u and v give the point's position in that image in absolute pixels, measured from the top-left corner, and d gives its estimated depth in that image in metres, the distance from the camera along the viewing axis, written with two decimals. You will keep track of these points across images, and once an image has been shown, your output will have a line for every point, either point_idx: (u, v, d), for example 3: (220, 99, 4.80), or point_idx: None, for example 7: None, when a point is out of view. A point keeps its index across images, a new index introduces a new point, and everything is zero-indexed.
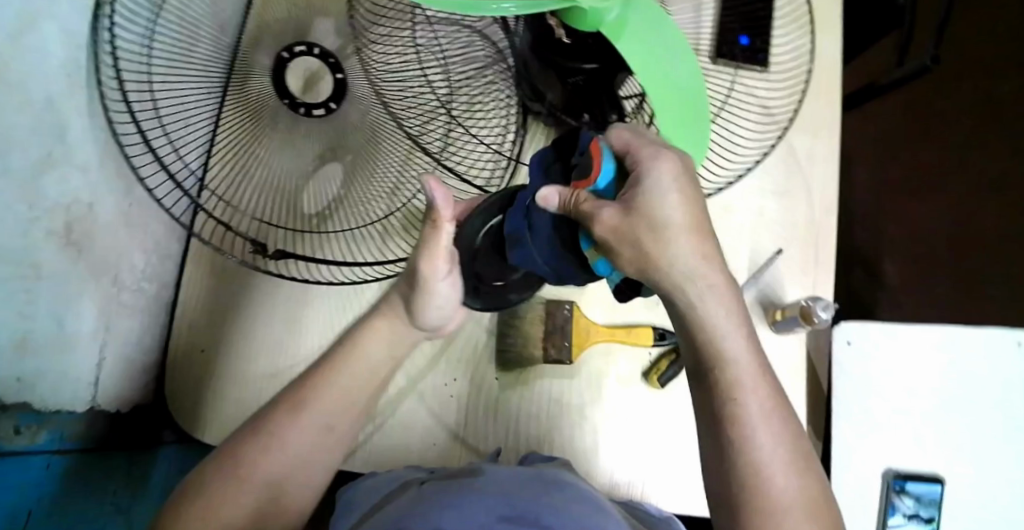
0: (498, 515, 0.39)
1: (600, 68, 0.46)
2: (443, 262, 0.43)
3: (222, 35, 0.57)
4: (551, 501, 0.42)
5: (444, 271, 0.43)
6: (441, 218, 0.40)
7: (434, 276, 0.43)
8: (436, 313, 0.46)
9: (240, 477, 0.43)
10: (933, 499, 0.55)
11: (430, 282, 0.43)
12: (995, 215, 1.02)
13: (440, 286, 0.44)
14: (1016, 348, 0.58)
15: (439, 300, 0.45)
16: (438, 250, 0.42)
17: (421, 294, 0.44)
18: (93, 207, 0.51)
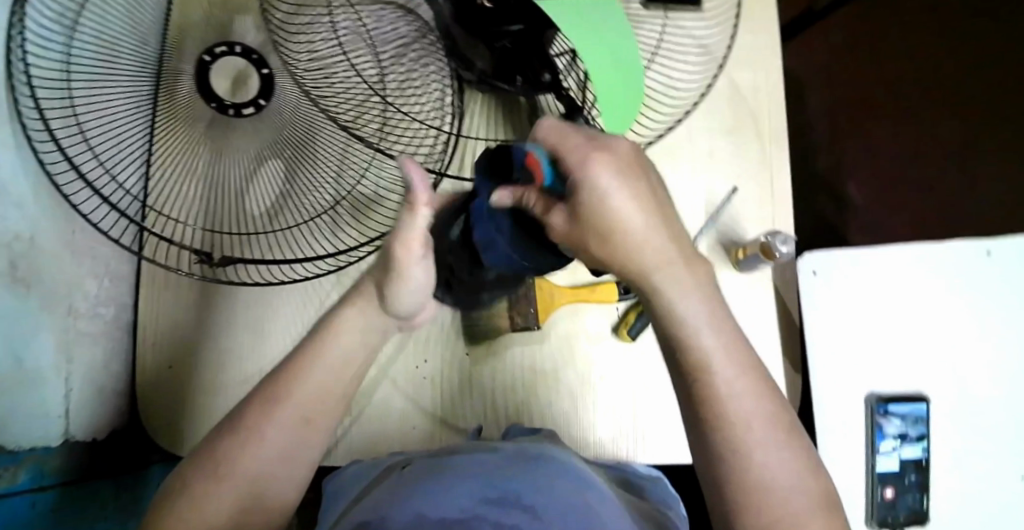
0: (482, 499, 0.37)
1: (526, 28, 0.44)
2: (420, 246, 0.38)
3: (145, 45, 0.54)
4: (538, 479, 0.40)
5: (420, 254, 0.38)
6: (417, 202, 0.36)
7: (411, 262, 0.38)
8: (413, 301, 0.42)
9: (219, 475, 0.38)
10: (918, 416, 0.58)
11: (404, 267, 0.38)
12: (927, 130, 1.09)
13: (415, 272, 0.39)
14: (985, 257, 0.60)
15: (414, 287, 0.40)
16: (412, 236, 0.37)
17: (397, 282, 0.39)
18: (35, 239, 0.49)
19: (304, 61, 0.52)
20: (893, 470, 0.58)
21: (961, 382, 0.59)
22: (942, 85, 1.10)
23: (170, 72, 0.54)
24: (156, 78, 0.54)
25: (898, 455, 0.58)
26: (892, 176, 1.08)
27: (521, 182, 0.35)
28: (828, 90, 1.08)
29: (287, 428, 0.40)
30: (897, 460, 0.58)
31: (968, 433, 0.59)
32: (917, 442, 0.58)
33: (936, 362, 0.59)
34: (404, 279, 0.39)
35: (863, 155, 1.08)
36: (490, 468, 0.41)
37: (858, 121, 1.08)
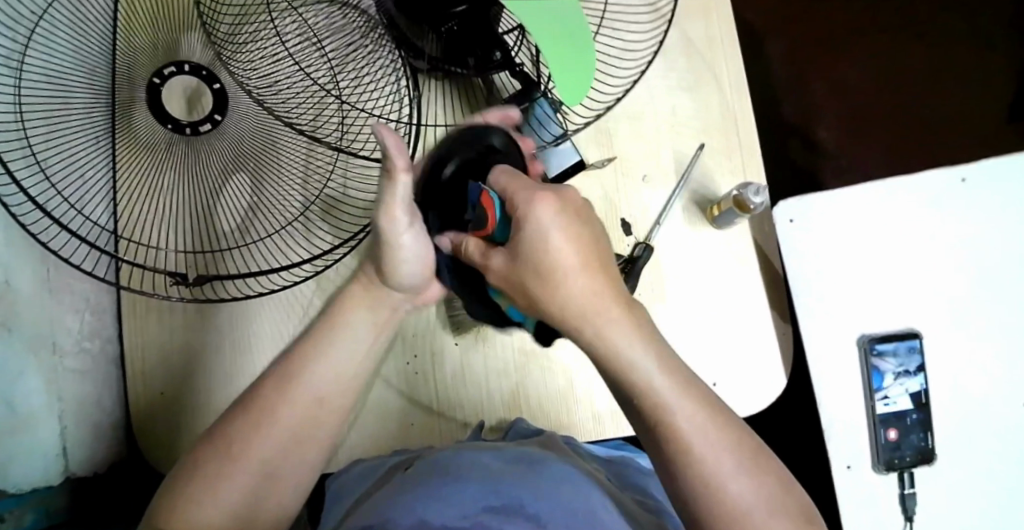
0: (487, 507, 0.37)
1: (470, 8, 0.44)
2: (403, 212, 0.37)
3: (97, 77, 0.53)
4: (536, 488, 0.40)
5: (407, 225, 0.37)
6: (395, 167, 0.34)
7: (396, 231, 0.37)
8: (413, 276, 0.41)
9: (229, 467, 0.37)
10: (911, 349, 0.58)
11: (392, 237, 0.38)
12: (897, 66, 1.08)
13: (405, 242, 0.38)
14: (962, 184, 0.59)
15: (407, 258, 0.39)
16: (393, 203, 0.36)
17: (387, 253, 0.39)
18: (10, 283, 0.49)
19: (260, 67, 0.51)
20: (901, 409, 0.58)
21: (950, 311, 0.59)
22: (904, 18, 1.09)
23: (122, 100, 0.53)
24: (110, 108, 0.53)
25: (906, 391, 0.58)
26: (864, 117, 1.07)
27: (472, 220, 0.36)
28: (790, 37, 1.07)
29: (275, 440, 0.38)
30: (907, 396, 0.58)
31: (962, 361, 0.59)
32: (918, 374, 0.58)
33: (922, 295, 0.59)
34: (395, 247, 0.38)
35: (833, 98, 1.07)
36: (491, 469, 0.42)
37: (822, 66, 1.07)
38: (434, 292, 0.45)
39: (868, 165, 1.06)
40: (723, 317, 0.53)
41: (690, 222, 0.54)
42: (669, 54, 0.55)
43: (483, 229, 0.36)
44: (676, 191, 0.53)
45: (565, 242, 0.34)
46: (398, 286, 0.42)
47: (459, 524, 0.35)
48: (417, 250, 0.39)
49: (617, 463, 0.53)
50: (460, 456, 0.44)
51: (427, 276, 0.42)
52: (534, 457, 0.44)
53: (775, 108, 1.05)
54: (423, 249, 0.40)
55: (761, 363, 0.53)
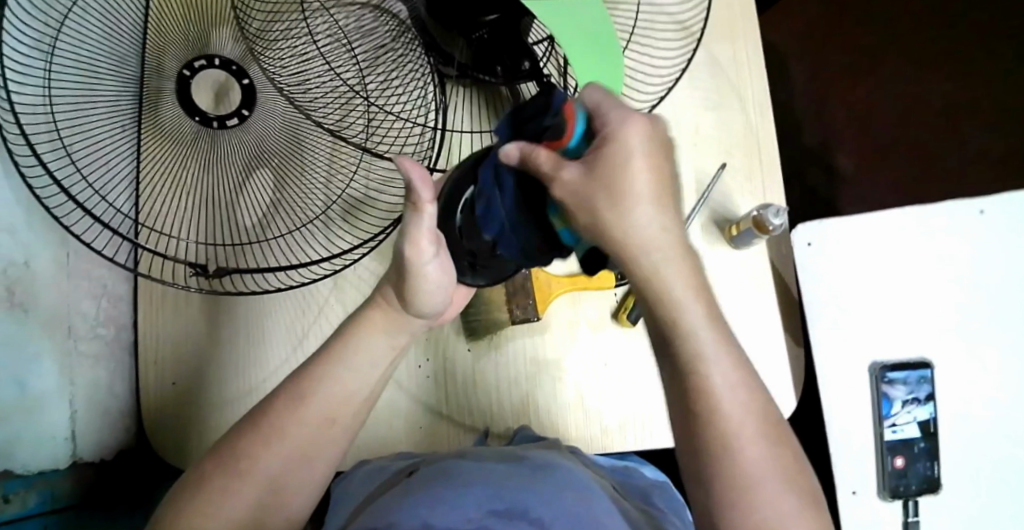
0: (490, 510, 0.38)
1: (502, 17, 0.45)
2: (429, 243, 0.36)
3: (126, 65, 0.53)
4: (543, 491, 0.40)
5: (431, 254, 0.37)
6: (421, 201, 0.34)
7: (420, 259, 0.37)
8: (436, 301, 0.41)
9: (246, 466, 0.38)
10: (921, 379, 0.58)
11: (417, 267, 0.37)
12: (916, 94, 1.09)
13: (428, 270, 0.38)
14: (979, 216, 0.60)
15: (432, 285, 0.39)
16: (421, 234, 0.36)
17: (410, 281, 0.39)
18: (30, 264, 0.50)
19: (290, 66, 0.52)
20: (908, 436, 0.57)
21: (963, 342, 0.59)
22: (924, 46, 1.09)
23: (150, 91, 0.53)
24: (136, 97, 0.53)
25: (913, 419, 0.58)
26: (881, 143, 1.07)
27: (549, 127, 0.35)
28: (809, 62, 1.08)
29: (291, 435, 0.39)
30: (915, 424, 0.58)
31: (974, 393, 0.59)
32: (926, 403, 0.58)
33: (936, 324, 0.59)
34: (419, 276, 0.38)
35: (850, 124, 1.08)
36: (499, 473, 0.42)
37: (840, 92, 1.08)
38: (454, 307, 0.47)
39: (884, 191, 1.06)
40: (737, 337, 0.53)
41: (709, 241, 0.54)
42: (695, 71, 0.56)
43: (562, 137, 0.34)
44: (695, 209, 0.54)
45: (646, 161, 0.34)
46: (419, 312, 0.42)
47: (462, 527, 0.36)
48: (442, 277, 0.39)
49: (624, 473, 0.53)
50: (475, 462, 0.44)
51: (448, 300, 0.42)
52: (539, 459, 0.45)
53: (792, 133, 1.06)
54: (445, 275, 0.39)
55: (773, 385, 0.53)
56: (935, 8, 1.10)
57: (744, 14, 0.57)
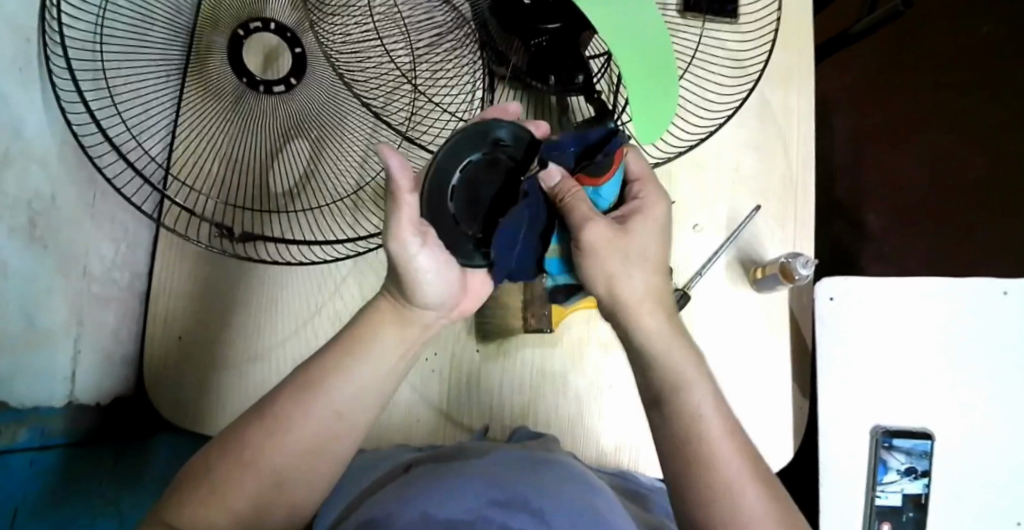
0: (491, 500, 0.38)
1: (564, 27, 0.45)
2: (412, 233, 0.36)
3: (177, 15, 0.52)
4: (546, 486, 0.40)
5: (419, 244, 0.36)
6: (401, 189, 0.35)
7: (408, 252, 0.36)
8: (436, 293, 0.40)
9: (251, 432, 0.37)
10: (923, 452, 0.58)
11: (405, 261, 0.37)
12: (953, 163, 1.09)
13: (420, 262, 0.37)
14: (1002, 296, 0.60)
15: (426, 277, 0.38)
16: (402, 223, 0.36)
17: (404, 275, 0.38)
18: (57, 199, 0.48)
19: (343, 41, 0.51)
20: (895, 504, 0.58)
21: (969, 421, 0.59)
22: (971, 118, 1.09)
23: (200, 44, 0.52)
24: (185, 49, 0.53)
25: (902, 490, 0.58)
26: (912, 208, 1.08)
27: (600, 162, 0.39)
28: (853, 116, 1.08)
29: (297, 414, 0.39)
30: (900, 494, 0.58)
31: (973, 473, 0.59)
32: (920, 477, 0.59)
33: (945, 398, 0.59)
34: (411, 272, 0.37)
35: (885, 184, 1.07)
36: (500, 467, 0.42)
37: (881, 151, 1.08)
38: (468, 303, 0.44)
39: (908, 258, 1.06)
40: (742, 376, 0.55)
41: (732, 282, 0.56)
42: (746, 116, 0.57)
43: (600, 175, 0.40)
44: (725, 246, 0.55)
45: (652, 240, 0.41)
46: (421, 302, 0.41)
47: (461, 516, 0.36)
48: (437, 268, 0.38)
49: (622, 475, 0.53)
50: (489, 456, 0.44)
51: (451, 293, 0.41)
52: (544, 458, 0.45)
53: (827, 185, 1.06)
54: (440, 267, 0.38)
55: (772, 429, 0.55)
56: (988, 81, 1.10)
57: (802, 65, 0.58)
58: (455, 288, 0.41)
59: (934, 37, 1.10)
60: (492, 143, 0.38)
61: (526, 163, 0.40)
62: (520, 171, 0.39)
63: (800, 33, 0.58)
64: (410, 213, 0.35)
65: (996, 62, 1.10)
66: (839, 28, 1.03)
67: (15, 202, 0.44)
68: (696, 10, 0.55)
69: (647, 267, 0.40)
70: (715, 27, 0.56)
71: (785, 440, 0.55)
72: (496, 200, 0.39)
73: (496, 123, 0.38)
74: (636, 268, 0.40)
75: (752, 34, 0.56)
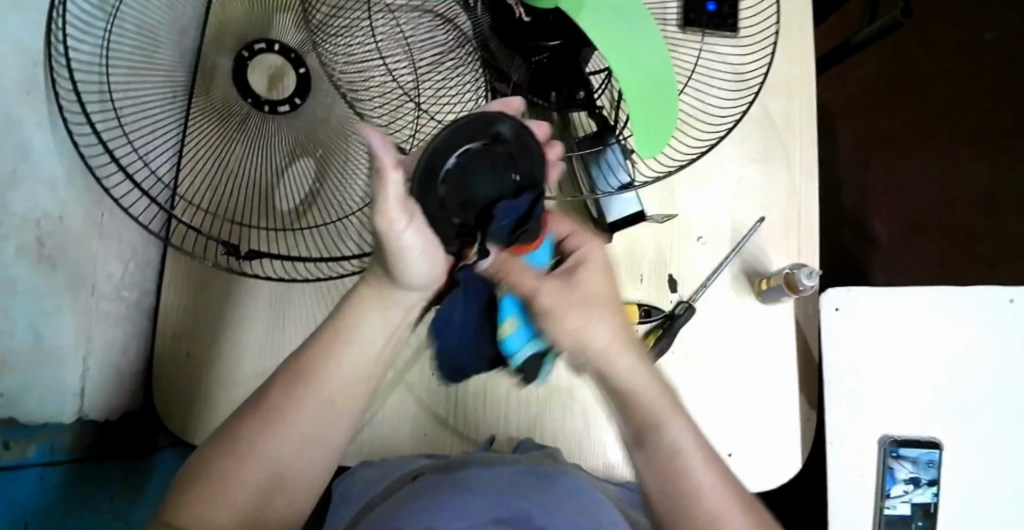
0: (495, 518, 0.37)
1: (564, 44, 0.45)
2: (401, 213, 0.33)
3: (184, 39, 0.54)
4: (545, 499, 0.40)
5: (405, 223, 0.34)
6: (384, 165, 0.31)
7: (393, 229, 0.34)
8: (420, 273, 0.38)
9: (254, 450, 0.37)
10: (930, 461, 0.58)
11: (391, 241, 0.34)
12: (958, 167, 1.08)
13: (406, 241, 0.35)
14: (1009, 304, 0.60)
15: (411, 256, 0.36)
16: (392, 202, 0.32)
17: (390, 254, 0.36)
18: (64, 219, 0.49)
19: (346, 62, 0.52)
20: (903, 513, 0.57)
21: (977, 430, 0.59)
22: (975, 127, 1.09)
23: (205, 66, 0.54)
24: (192, 72, 0.54)
25: (909, 499, 0.57)
26: (917, 215, 1.07)
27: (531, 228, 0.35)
28: (858, 122, 1.08)
29: (302, 425, 0.39)
30: (909, 503, 0.57)
31: (984, 484, 0.59)
32: (928, 486, 0.58)
33: (951, 406, 0.59)
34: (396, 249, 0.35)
35: (890, 191, 1.07)
36: (499, 483, 0.42)
37: (885, 158, 1.08)
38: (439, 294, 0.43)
39: (914, 265, 1.06)
40: (747, 386, 0.55)
41: (737, 291, 0.56)
42: (747, 128, 0.58)
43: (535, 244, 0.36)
44: (728, 258, 0.55)
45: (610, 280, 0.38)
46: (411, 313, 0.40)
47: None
48: (421, 248, 0.36)
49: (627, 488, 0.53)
50: (492, 471, 0.44)
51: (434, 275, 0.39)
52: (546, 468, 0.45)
53: (831, 192, 1.06)
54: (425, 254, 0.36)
55: (778, 442, 0.55)
56: (992, 89, 1.10)
57: (804, 78, 0.58)
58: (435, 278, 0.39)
59: (937, 44, 1.10)
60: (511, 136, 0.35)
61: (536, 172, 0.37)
62: (519, 167, 0.36)
63: (801, 47, 0.59)
64: (398, 190, 0.32)
65: (1000, 70, 1.10)
66: (842, 36, 1.04)
67: (23, 222, 0.45)
68: (696, 24, 0.55)
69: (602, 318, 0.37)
70: (715, 41, 0.57)
71: (790, 452, 0.55)
72: (486, 194, 0.35)
73: (498, 116, 0.35)
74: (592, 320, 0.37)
75: (752, 47, 0.57)
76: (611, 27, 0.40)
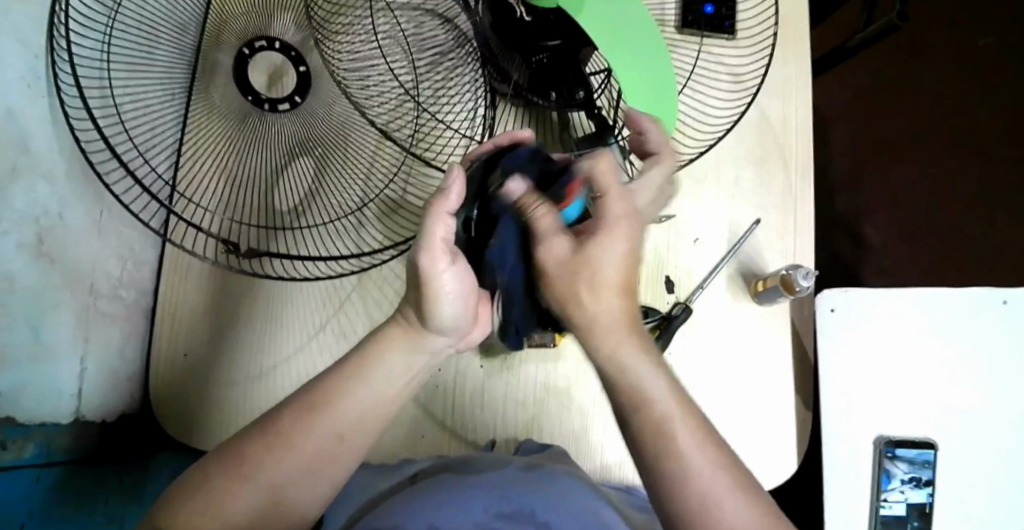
0: (497, 513, 0.39)
1: (564, 44, 0.46)
2: (444, 252, 0.37)
3: (183, 34, 0.53)
4: (545, 496, 0.40)
5: (447, 263, 0.37)
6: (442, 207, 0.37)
7: (433, 269, 0.37)
8: (450, 316, 0.40)
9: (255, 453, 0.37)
10: (926, 461, 0.58)
11: (429, 279, 0.37)
12: (954, 171, 1.09)
13: (443, 281, 0.38)
14: (1003, 305, 0.60)
15: (448, 297, 0.39)
16: (434, 240, 0.37)
17: (427, 295, 0.38)
18: (63, 216, 0.49)
19: (347, 60, 0.52)
20: (899, 514, 0.57)
21: (971, 429, 0.59)
22: (970, 131, 1.10)
23: (205, 63, 0.53)
24: (191, 68, 0.53)
25: (905, 499, 0.57)
26: (913, 219, 1.08)
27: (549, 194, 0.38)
28: (852, 127, 1.09)
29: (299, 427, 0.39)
30: (904, 504, 0.57)
31: (979, 486, 0.59)
32: (923, 486, 0.58)
33: (945, 406, 0.59)
34: (434, 290, 0.38)
35: (884, 195, 1.08)
36: (500, 480, 0.42)
37: (880, 162, 1.08)
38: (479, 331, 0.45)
39: (907, 269, 1.07)
40: (742, 385, 0.55)
41: (734, 294, 0.56)
42: (743, 131, 0.58)
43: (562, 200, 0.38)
44: (725, 259, 0.56)
45: (616, 258, 0.36)
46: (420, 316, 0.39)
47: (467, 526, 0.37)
48: (459, 290, 0.39)
49: (624, 489, 0.53)
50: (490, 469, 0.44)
51: (464, 314, 0.41)
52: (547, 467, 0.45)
53: (825, 198, 1.07)
54: (461, 290, 0.39)
55: (776, 443, 0.55)
56: (983, 93, 1.11)
57: (801, 79, 0.59)
58: (468, 312, 0.41)
59: (928, 49, 1.11)
60: (475, 199, 0.39)
61: (500, 159, 0.41)
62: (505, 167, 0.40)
63: (798, 49, 0.59)
64: (443, 229, 0.37)
65: (992, 76, 1.11)
66: (837, 41, 1.04)
67: (22, 218, 0.45)
68: (694, 26, 0.56)
69: (613, 291, 0.37)
70: (712, 43, 0.57)
71: (786, 453, 0.55)
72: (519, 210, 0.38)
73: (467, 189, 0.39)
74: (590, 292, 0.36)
75: (750, 48, 0.57)
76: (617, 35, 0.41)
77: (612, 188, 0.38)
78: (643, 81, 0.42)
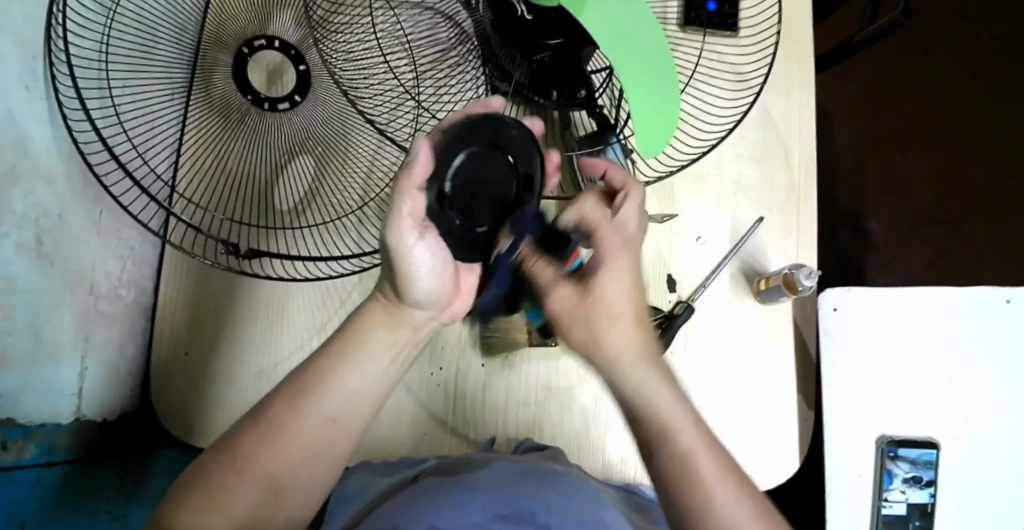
0: (495, 514, 0.38)
1: (566, 42, 0.46)
2: (412, 226, 0.34)
3: (184, 33, 0.52)
4: (544, 500, 0.40)
5: (417, 237, 0.35)
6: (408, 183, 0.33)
7: (404, 245, 0.35)
8: (428, 291, 0.38)
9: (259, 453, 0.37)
10: (928, 461, 0.58)
11: (400, 253, 0.35)
12: (957, 167, 1.09)
13: (416, 255, 0.36)
14: (1006, 305, 0.60)
15: (421, 272, 0.37)
16: (402, 217, 0.34)
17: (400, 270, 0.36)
18: (62, 217, 0.48)
19: (346, 58, 0.51)
20: (900, 513, 0.57)
21: (973, 428, 0.59)
22: (975, 127, 1.09)
23: (205, 62, 0.52)
24: (190, 68, 0.53)
25: (905, 499, 0.57)
26: (917, 215, 1.08)
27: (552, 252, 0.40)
28: (859, 123, 1.08)
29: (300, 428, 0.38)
30: (904, 504, 0.57)
31: (981, 486, 0.59)
32: (925, 487, 0.58)
33: (948, 405, 0.59)
34: (406, 266, 0.36)
35: (889, 191, 1.08)
36: (500, 483, 0.41)
37: (885, 157, 1.08)
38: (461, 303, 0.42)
39: (911, 266, 1.06)
40: (744, 384, 0.55)
41: (736, 292, 0.56)
42: (746, 129, 0.58)
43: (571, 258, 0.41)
44: (727, 257, 0.55)
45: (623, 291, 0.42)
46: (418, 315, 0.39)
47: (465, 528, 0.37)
48: (433, 263, 0.37)
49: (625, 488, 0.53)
50: (491, 470, 0.44)
51: (442, 288, 0.39)
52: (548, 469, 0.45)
53: (830, 193, 1.06)
54: (436, 262, 0.37)
55: (778, 442, 0.55)
56: (988, 89, 1.10)
57: (804, 76, 0.59)
58: (448, 283, 0.39)
59: (935, 43, 1.10)
60: (446, 174, 0.34)
61: (483, 130, 0.36)
62: (486, 138, 0.36)
63: (802, 45, 0.59)
64: (412, 206, 0.34)
65: (998, 72, 1.10)
66: (847, 35, 1.04)
67: (21, 220, 0.44)
68: (697, 23, 0.55)
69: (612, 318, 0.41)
70: (715, 41, 0.57)
71: (787, 451, 0.55)
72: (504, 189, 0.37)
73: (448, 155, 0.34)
74: (605, 324, 0.42)
75: (753, 47, 0.57)
76: (623, 41, 0.41)
77: (604, 223, 0.42)
78: (647, 90, 0.42)
